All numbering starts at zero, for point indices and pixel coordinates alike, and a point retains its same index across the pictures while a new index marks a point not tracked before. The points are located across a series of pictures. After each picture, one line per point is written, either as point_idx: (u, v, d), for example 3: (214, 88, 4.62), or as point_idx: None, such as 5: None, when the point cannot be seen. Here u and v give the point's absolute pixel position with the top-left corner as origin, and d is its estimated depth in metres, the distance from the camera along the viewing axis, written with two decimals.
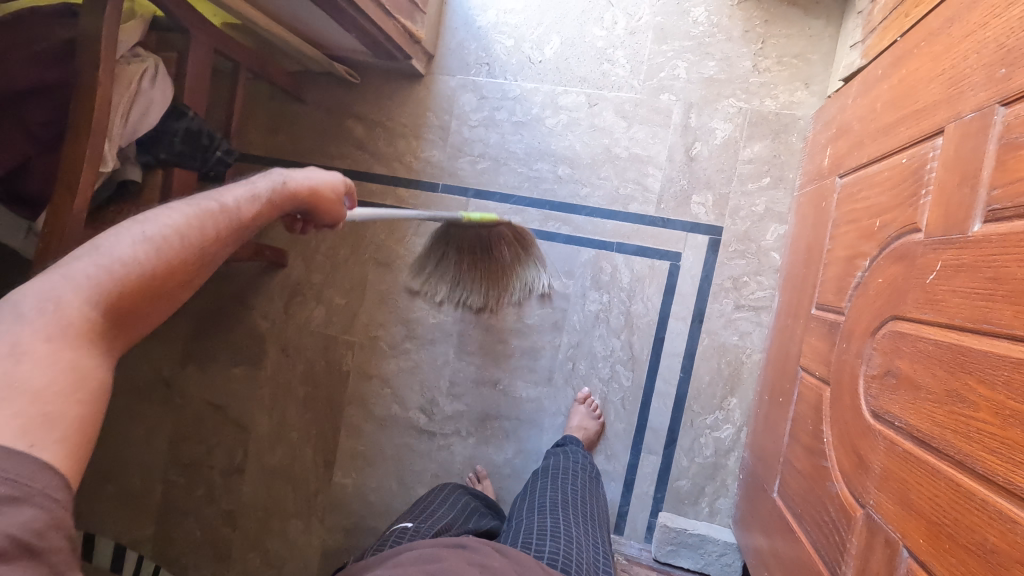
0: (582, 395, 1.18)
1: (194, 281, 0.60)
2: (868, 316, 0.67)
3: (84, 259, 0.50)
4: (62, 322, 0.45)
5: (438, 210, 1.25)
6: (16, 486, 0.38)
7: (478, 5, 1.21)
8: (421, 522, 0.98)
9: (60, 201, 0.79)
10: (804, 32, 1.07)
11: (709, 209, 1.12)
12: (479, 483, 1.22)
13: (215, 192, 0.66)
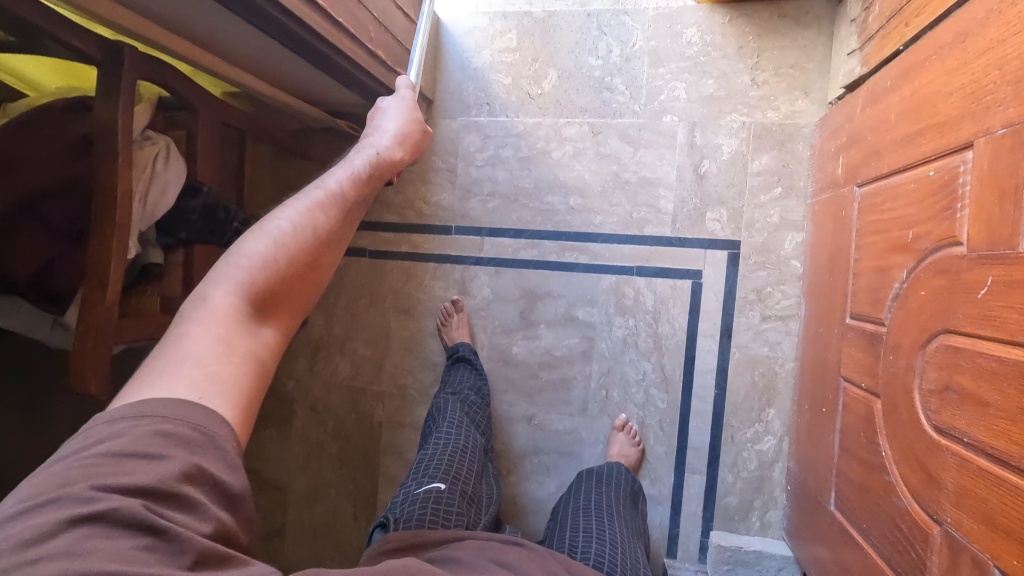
0: (621, 422, 1.17)
1: (320, 267, 0.64)
2: (914, 329, 0.67)
3: (229, 262, 0.58)
4: (217, 317, 0.54)
5: (454, 252, 1.25)
6: (189, 427, 0.46)
7: (471, 46, 1.22)
8: (453, 484, 0.95)
9: (93, 299, 0.79)
10: (797, 43, 1.08)
11: (724, 224, 1.13)
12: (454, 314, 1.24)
13: (321, 178, 0.71)
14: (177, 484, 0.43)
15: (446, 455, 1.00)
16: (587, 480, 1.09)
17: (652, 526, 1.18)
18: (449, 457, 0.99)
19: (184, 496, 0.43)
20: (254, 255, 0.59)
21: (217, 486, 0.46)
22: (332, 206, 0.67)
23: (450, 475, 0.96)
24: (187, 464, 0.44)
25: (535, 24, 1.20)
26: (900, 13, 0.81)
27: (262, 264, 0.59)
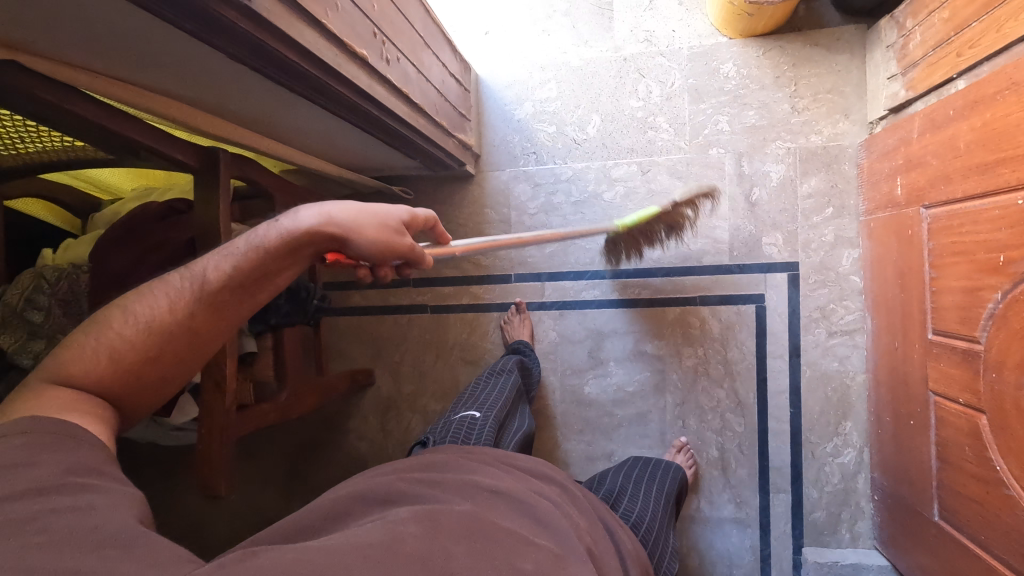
0: (679, 444, 1.20)
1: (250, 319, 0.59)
2: (1019, 349, 0.70)
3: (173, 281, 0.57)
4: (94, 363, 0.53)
5: (516, 299, 1.28)
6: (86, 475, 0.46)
7: (513, 99, 1.26)
8: (486, 410, 1.01)
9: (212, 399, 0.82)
10: (831, 69, 1.13)
11: (781, 248, 1.17)
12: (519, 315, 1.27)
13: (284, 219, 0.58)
14: (66, 476, 0.45)
15: (485, 398, 1.05)
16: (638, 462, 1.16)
17: (743, 548, 1.20)
18: (490, 397, 1.04)
19: (94, 486, 0.46)
20: (236, 251, 0.57)
21: (111, 475, 0.49)
22: (246, 267, 0.57)
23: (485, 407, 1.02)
24: (70, 462, 0.47)
25: (573, 72, 1.23)
26: (948, 43, 0.86)
27: (224, 256, 0.58)
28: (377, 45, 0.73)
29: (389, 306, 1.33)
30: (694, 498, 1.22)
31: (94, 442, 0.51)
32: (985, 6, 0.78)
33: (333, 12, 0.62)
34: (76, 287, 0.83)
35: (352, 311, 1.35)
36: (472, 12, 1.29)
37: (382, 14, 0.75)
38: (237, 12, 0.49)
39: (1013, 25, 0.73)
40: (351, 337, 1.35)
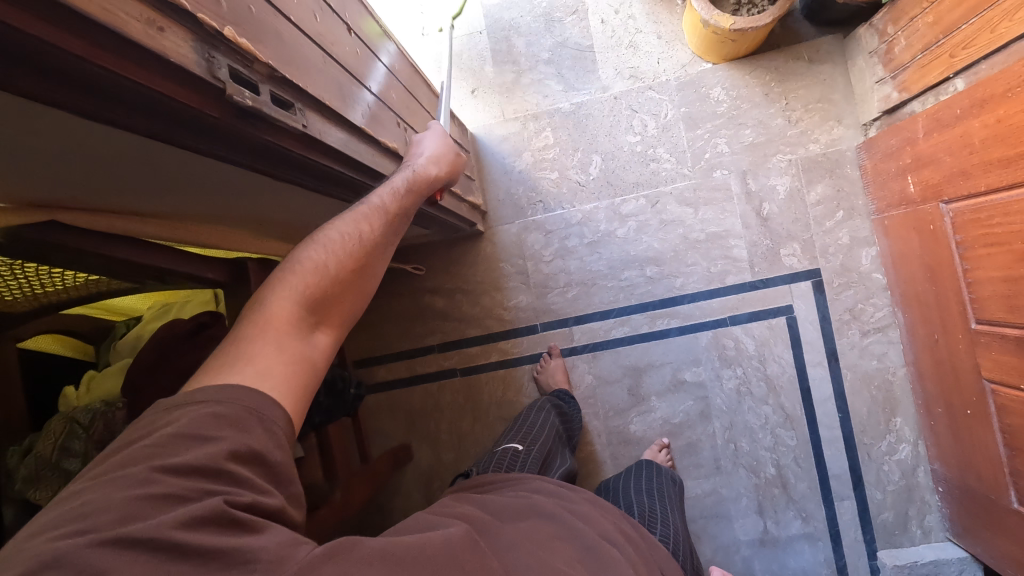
0: (660, 443, 1.19)
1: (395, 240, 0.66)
2: None
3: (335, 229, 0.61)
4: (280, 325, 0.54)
5: (547, 348, 1.25)
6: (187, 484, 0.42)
7: (511, 152, 1.27)
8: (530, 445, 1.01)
9: None
10: (817, 79, 1.16)
11: (800, 257, 1.18)
12: (553, 359, 1.24)
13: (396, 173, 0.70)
14: (226, 463, 0.44)
15: (529, 433, 1.04)
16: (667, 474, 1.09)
17: (819, 564, 1.17)
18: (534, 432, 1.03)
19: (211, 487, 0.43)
20: (394, 193, 0.66)
21: (268, 470, 0.47)
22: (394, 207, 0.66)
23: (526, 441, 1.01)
24: (235, 445, 0.45)
25: (567, 117, 1.25)
26: (936, 46, 0.90)
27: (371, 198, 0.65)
28: (400, 135, 0.72)
29: (417, 376, 1.29)
30: (761, 520, 1.19)
31: (276, 421, 0.48)
32: (973, 8, 0.81)
33: (366, 114, 0.61)
34: (112, 426, 0.77)
35: (379, 387, 1.31)
36: (457, 72, 1.30)
37: (400, 102, 0.75)
38: (297, 141, 0.47)
39: (1009, 25, 0.76)
40: (382, 414, 1.30)
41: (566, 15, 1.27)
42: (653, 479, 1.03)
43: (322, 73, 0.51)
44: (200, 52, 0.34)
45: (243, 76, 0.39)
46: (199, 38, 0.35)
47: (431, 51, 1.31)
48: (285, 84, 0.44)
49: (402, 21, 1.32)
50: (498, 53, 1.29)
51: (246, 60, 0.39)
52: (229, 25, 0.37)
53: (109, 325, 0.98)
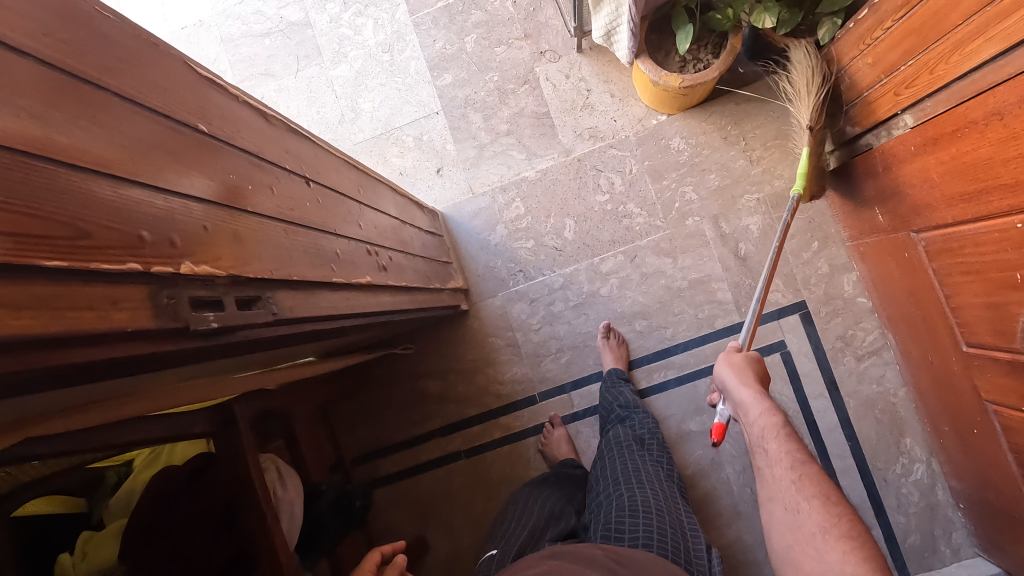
0: (605, 328, 1.21)
1: None
2: None
3: None
4: None
5: (549, 418, 1.23)
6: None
7: (484, 226, 1.27)
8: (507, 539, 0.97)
9: None
10: (770, 118, 1.19)
11: (784, 292, 1.19)
12: (557, 428, 1.21)
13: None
14: None
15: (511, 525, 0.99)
16: (638, 420, 1.08)
17: None
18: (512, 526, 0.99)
19: None
20: None
21: None
22: None
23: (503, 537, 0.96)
24: None
25: (534, 185, 1.26)
26: (880, 84, 0.91)
27: None
28: (372, 261, 0.71)
29: (421, 464, 1.26)
30: None
31: None
32: (909, 51, 0.82)
33: (336, 261, 0.60)
34: None
35: (384, 482, 1.27)
36: (420, 155, 1.31)
37: (369, 227, 0.74)
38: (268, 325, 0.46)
39: (944, 68, 0.77)
40: (391, 509, 1.26)
41: (518, 86, 1.29)
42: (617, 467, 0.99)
43: (284, 246, 0.50)
44: (156, 300, 0.34)
45: (208, 296, 0.39)
46: (155, 284, 0.34)
47: (391, 138, 1.33)
48: (250, 281, 0.43)
49: (359, 112, 1.34)
50: (457, 130, 1.30)
51: (205, 278, 0.39)
52: (188, 258, 0.37)
53: (99, 475, 0.96)
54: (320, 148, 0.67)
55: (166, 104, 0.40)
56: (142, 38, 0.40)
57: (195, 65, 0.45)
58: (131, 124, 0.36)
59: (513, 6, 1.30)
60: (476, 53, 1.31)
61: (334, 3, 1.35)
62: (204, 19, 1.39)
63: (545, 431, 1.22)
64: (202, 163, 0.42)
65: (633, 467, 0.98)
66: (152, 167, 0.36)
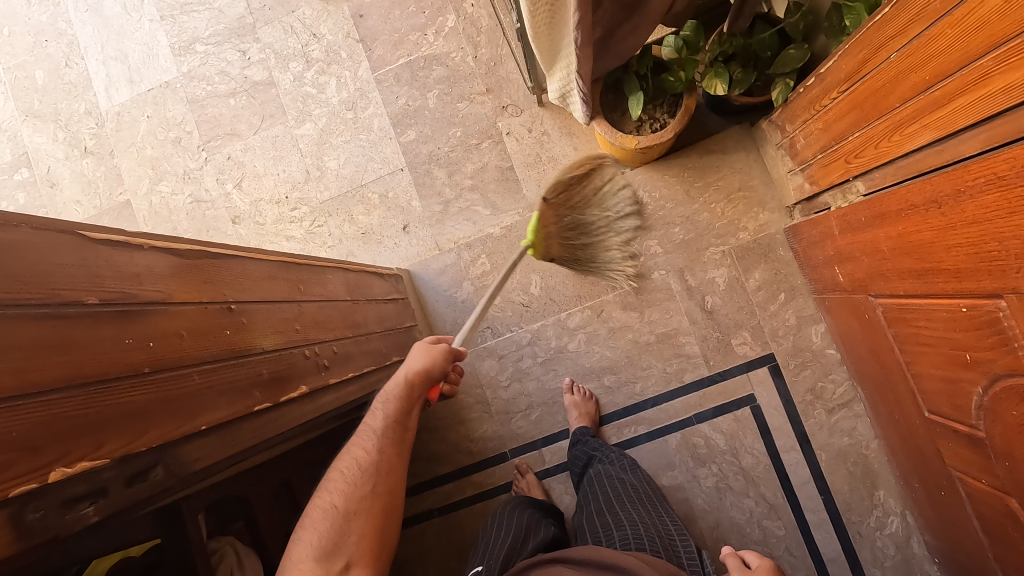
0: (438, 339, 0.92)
1: None
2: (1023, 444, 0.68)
3: None
4: None
5: (516, 466, 1.22)
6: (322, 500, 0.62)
7: (451, 284, 1.27)
8: (489, 555, 0.91)
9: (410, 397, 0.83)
10: (733, 170, 1.18)
11: (752, 345, 1.18)
12: (525, 476, 1.20)
13: None
14: None
15: (496, 538, 0.96)
16: (615, 459, 1.07)
17: None
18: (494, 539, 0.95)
19: None
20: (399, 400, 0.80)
21: None
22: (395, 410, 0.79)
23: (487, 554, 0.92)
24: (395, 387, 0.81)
25: (499, 241, 1.26)
26: (834, 149, 0.90)
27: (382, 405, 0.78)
28: (312, 364, 0.71)
29: None
30: None
31: None
32: (856, 123, 0.81)
33: (262, 383, 0.60)
34: None
35: None
36: (385, 213, 1.31)
37: (312, 324, 0.74)
38: (168, 486, 0.46)
39: (889, 145, 0.76)
40: None
41: (482, 141, 1.29)
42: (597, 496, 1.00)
43: (194, 393, 0.50)
44: (20, 520, 0.35)
45: (87, 489, 0.40)
46: (21, 503, 0.35)
47: (357, 195, 1.33)
48: (144, 451, 0.43)
49: (324, 170, 1.34)
50: (422, 187, 1.30)
51: (86, 470, 0.39)
52: (67, 458, 0.38)
53: None
54: (250, 259, 0.66)
55: (53, 290, 0.40)
56: (26, 222, 0.40)
57: (92, 229, 0.45)
58: (8, 333, 0.36)
59: (474, 61, 1.29)
60: (439, 109, 1.30)
61: (297, 62, 1.35)
62: (169, 80, 1.40)
63: (517, 477, 1.21)
64: (97, 342, 0.42)
65: (614, 497, 0.98)
66: (32, 375, 0.37)
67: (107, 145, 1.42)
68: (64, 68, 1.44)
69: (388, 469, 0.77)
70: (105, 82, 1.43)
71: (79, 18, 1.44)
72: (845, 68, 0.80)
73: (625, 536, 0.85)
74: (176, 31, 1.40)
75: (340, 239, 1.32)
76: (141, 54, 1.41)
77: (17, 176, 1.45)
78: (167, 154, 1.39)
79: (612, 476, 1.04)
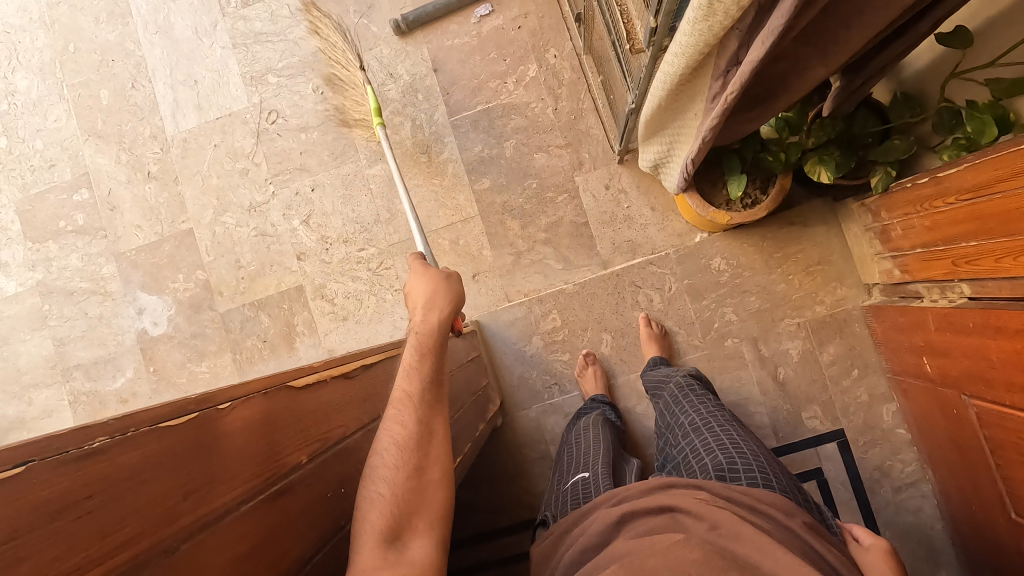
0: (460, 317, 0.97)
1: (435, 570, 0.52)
2: None
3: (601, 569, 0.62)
4: None
5: (585, 351, 1.23)
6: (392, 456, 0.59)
7: (520, 337, 1.26)
8: (592, 466, 0.95)
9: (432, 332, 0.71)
10: (813, 243, 1.18)
11: (822, 419, 1.18)
12: (591, 365, 1.21)
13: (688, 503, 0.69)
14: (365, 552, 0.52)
15: (583, 457, 0.99)
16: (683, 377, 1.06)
17: None
18: (588, 456, 0.99)
19: None
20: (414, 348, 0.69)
21: None
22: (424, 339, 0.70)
23: (587, 465, 0.96)
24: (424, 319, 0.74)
25: (572, 298, 1.25)
26: (937, 248, 0.91)
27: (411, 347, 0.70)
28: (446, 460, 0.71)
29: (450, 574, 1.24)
30: None
31: None
32: (973, 233, 0.82)
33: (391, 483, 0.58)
34: None
35: None
36: (455, 260, 1.30)
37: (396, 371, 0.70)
38: None
39: (1011, 262, 0.76)
40: None
41: (558, 194, 1.28)
42: (675, 409, 1.00)
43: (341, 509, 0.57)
44: None
45: None
46: None
47: (426, 241, 1.32)
48: None
49: (395, 213, 1.33)
50: (494, 236, 1.29)
51: None
52: None
53: None
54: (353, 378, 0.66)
55: (234, 489, 0.44)
56: (220, 423, 0.45)
57: (239, 401, 0.47)
58: (228, 541, 0.42)
59: (554, 113, 1.28)
60: (515, 159, 1.29)
61: (372, 100, 1.34)
62: (239, 110, 1.38)
63: (579, 367, 1.22)
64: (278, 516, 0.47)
65: (692, 410, 0.98)
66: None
67: (171, 171, 1.40)
68: (129, 89, 1.42)
69: (430, 414, 0.63)
70: (172, 107, 1.41)
71: (149, 40, 1.41)
72: (972, 179, 0.80)
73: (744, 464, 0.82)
74: (248, 60, 1.38)
75: (408, 283, 1.32)
76: (211, 81, 1.39)
77: (78, 197, 1.43)
78: (234, 184, 1.38)
79: (685, 390, 1.03)
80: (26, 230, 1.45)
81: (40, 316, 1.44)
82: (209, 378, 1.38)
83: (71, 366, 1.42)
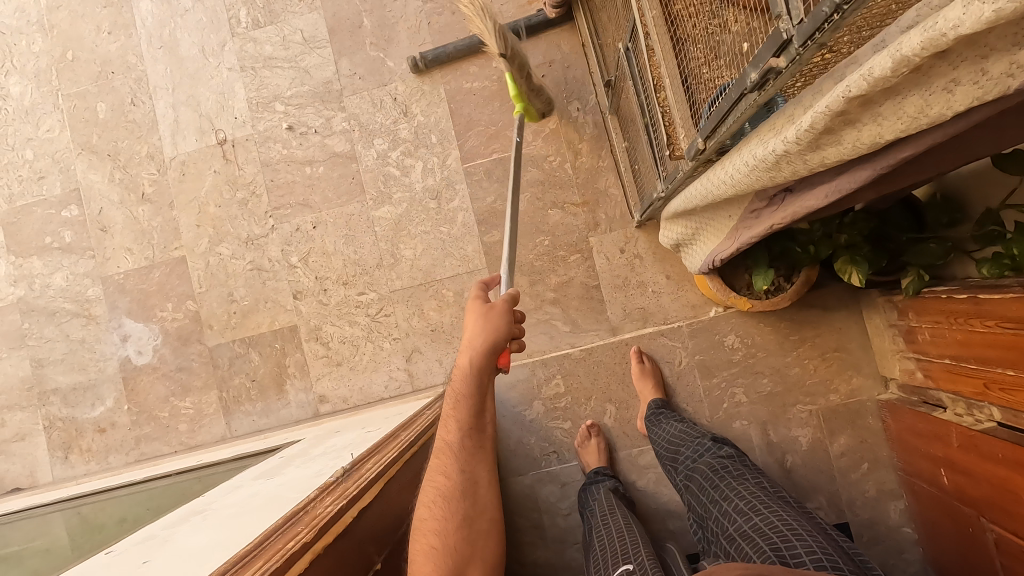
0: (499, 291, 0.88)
1: None
2: None
3: None
4: None
5: (587, 421, 1.19)
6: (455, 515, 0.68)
7: (521, 400, 1.21)
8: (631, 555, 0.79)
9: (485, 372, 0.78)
10: (831, 328, 1.14)
11: (827, 511, 1.14)
12: (593, 437, 1.17)
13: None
14: None
15: (610, 541, 0.87)
16: (707, 447, 0.95)
17: None
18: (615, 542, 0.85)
19: None
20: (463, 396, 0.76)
21: None
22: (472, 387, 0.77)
23: (624, 553, 0.80)
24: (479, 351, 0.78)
25: (577, 364, 1.20)
26: (967, 365, 0.87)
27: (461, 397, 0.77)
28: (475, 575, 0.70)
29: None
30: None
31: None
32: (1012, 361, 0.77)
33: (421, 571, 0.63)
34: None
35: None
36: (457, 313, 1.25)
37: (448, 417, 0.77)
38: None
39: None
40: None
41: (570, 254, 1.23)
42: (700, 489, 0.89)
43: None
44: None
45: None
46: None
47: (428, 290, 1.26)
48: None
49: (398, 258, 1.27)
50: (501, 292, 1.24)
51: None
52: None
53: None
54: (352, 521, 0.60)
55: None
56: None
57: None
58: None
59: (572, 169, 1.23)
60: (528, 214, 1.24)
61: (383, 139, 1.28)
62: (242, 137, 1.32)
63: (581, 438, 1.17)
64: None
65: (718, 486, 0.86)
66: None
67: (167, 195, 1.34)
68: (129, 105, 1.35)
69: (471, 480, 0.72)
70: (172, 127, 1.34)
71: (152, 54, 1.34)
72: (1016, 309, 0.75)
73: (808, 546, 0.69)
74: (255, 85, 1.31)
75: (407, 333, 1.26)
76: (215, 103, 1.33)
77: (67, 213, 1.36)
78: (232, 215, 1.31)
79: (711, 465, 0.92)
80: (10, 243, 1.38)
81: (20, 335, 1.38)
82: (192, 414, 1.32)
83: (48, 390, 1.35)
